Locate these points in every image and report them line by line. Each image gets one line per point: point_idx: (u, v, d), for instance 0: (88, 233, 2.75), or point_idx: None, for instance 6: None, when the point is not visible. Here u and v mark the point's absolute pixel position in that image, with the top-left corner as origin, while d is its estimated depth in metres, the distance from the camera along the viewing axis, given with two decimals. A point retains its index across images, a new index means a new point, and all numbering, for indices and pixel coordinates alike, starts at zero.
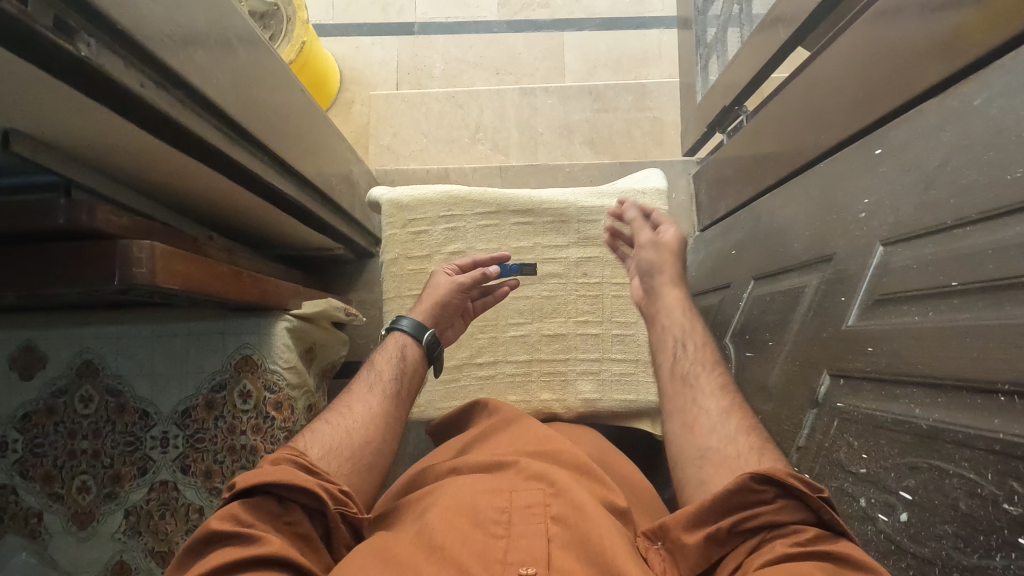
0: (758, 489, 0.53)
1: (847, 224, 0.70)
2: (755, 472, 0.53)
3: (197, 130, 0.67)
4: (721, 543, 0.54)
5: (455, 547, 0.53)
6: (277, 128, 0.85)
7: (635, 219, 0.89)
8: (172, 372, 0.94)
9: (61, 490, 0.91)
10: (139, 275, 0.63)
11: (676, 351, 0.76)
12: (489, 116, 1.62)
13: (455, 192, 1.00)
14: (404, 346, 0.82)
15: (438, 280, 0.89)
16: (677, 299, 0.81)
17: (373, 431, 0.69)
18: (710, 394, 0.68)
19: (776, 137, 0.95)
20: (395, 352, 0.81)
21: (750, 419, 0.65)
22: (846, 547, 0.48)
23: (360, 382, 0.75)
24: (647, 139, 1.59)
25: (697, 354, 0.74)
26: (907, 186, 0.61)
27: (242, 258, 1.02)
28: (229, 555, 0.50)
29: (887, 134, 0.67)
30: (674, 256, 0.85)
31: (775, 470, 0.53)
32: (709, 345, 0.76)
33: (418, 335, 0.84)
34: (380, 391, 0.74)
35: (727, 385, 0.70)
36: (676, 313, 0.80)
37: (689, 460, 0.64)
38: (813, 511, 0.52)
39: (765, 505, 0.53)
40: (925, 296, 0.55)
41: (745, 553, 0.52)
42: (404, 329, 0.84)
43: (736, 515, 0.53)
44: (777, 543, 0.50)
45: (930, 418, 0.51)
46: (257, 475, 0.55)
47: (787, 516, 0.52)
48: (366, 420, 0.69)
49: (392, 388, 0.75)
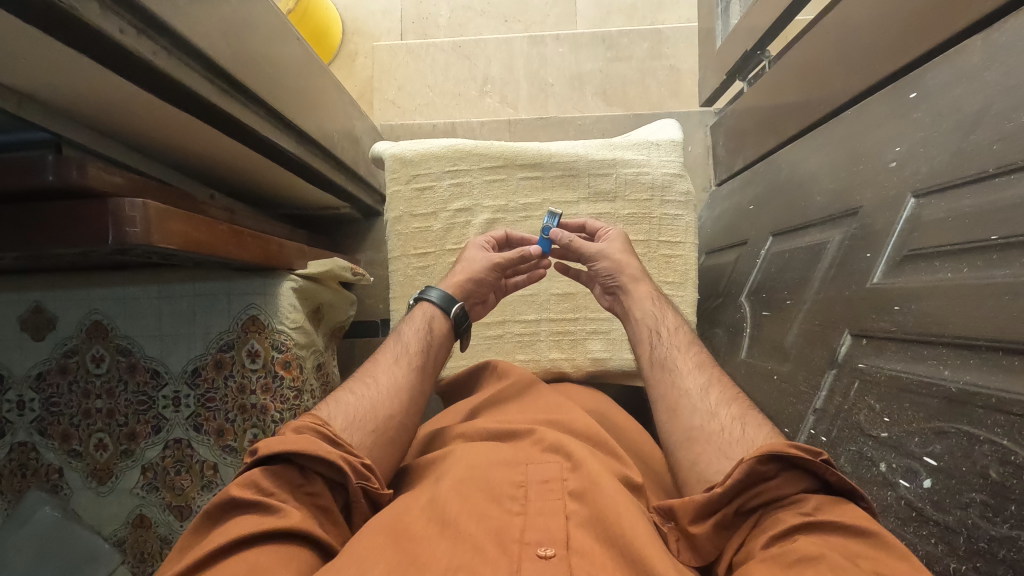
0: (761, 468, 0.50)
1: (876, 176, 0.65)
2: (756, 452, 0.50)
3: (186, 83, 0.64)
4: (728, 526, 0.52)
5: (470, 525, 0.51)
6: (275, 80, 0.81)
7: (571, 241, 0.85)
8: (180, 331, 0.92)
9: (79, 447, 0.94)
10: (133, 235, 0.61)
11: (651, 339, 0.74)
12: (497, 67, 1.55)
13: (459, 146, 0.96)
14: (432, 319, 0.78)
15: (474, 254, 0.86)
16: (648, 293, 0.80)
17: (399, 406, 0.66)
18: (691, 375, 0.66)
19: (801, 84, 0.89)
20: (422, 323, 0.77)
21: (731, 392, 0.63)
22: (855, 516, 0.46)
23: (386, 353, 0.72)
24: (662, 89, 1.52)
25: (673, 340, 0.72)
26: (946, 133, 0.56)
27: (244, 217, 1.00)
28: (250, 525, 0.48)
29: (925, 77, 0.62)
30: (629, 255, 0.83)
31: (775, 446, 0.50)
32: (682, 330, 0.74)
33: (447, 308, 0.80)
34: (406, 362, 0.71)
35: (705, 363, 0.68)
36: (647, 304, 0.78)
37: (678, 443, 0.61)
38: (818, 476, 0.50)
39: (767, 482, 0.51)
40: (960, 252, 0.52)
41: (748, 532, 0.51)
42: (433, 300, 0.80)
43: (739, 498, 0.51)
44: (783, 519, 0.48)
45: (960, 381, 0.49)
46: (280, 443, 0.52)
47: (789, 488, 0.50)
48: (391, 394, 0.66)
49: (418, 362, 0.72)
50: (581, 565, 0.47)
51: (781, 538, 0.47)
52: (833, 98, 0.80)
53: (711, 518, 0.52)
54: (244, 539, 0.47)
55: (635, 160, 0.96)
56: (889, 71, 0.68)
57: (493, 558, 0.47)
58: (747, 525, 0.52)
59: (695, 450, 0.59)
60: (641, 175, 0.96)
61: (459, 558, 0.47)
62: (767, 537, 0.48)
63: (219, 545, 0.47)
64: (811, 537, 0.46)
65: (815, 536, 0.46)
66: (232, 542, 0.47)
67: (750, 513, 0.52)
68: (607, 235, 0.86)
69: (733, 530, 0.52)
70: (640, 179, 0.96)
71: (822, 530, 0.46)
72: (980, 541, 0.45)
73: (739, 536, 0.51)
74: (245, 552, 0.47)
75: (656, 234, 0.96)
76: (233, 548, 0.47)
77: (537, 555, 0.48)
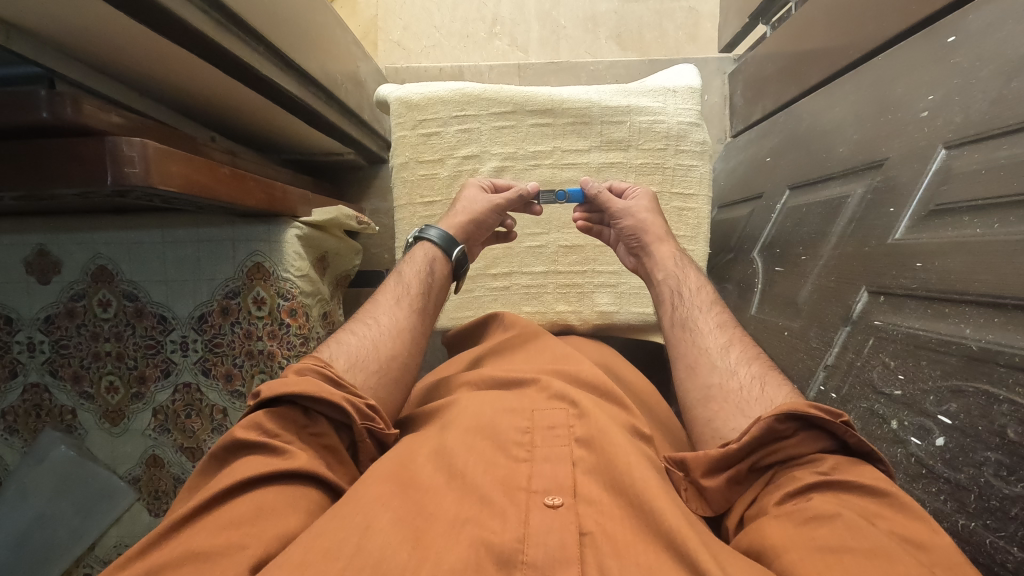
0: (778, 426, 0.50)
1: (905, 126, 0.62)
2: (776, 410, 0.50)
3: (178, 12, 0.61)
4: (740, 481, 0.52)
5: (478, 476, 0.51)
6: (273, 13, 0.77)
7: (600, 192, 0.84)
8: (186, 277, 0.92)
9: (91, 389, 0.95)
10: (132, 176, 0.59)
11: (674, 300, 0.73)
12: (507, 7, 1.47)
13: (467, 90, 0.92)
14: (434, 259, 0.78)
15: (474, 195, 0.84)
16: (671, 253, 0.78)
17: (400, 344, 0.65)
18: (712, 334, 0.65)
19: (829, 27, 0.84)
20: (424, 264, 0.76)
21: (754, 351, 0.63)
22: (875, 476, 0.46)
23: (386, 293, 0.71)
24: (680, 33, 1.45)
25: (697, 298, 0.71)
26: (986, 79, 0.53)
27: (245, 160, 0.97)
28: (256, 465, 0.49)
29: (967, 19, 0.57)
30: (654, 214, 0.81)
31: (795, 406, 0.49)
32: (706, 288, 0.73)
33: (448, 248, 0.79)
34: (407, 303, 0.70)
35: (728, 322, 0.67)
36: (669, 264, 0.77)
37: (694, 400, 0.61)
38: (838, 438, 0.50)
39: (784, 440, 0.50)
40: (991, 207, 0.50)
41: (762, 487, 0.51)
42: (433, 239, 0.79)
43: (756, 454, 0.51)
44: (799, 476, 0.49)
45: (982, 339, 0.48)
46: (282, 385, 0.52)
47: (805, 448, 0.50)
48: (392, 333, 0.66)
49: (418, 302, 0.71)
50: (589, 513, 0.47)
51: (795, 496, 0.47)
52: (862, 43, 0.75)
53: (724, 472, 0.52)
54: (251, 479, 0.48)
55: (650, 107, 0.92)
56: (927, 12, 0.63)
57: (500, 508, 0.47)
58: (761, 481, 0.52)
59: (712, 407, 0.58)
60: (656, 123, 0.92)
61: (465, 509, 0.47)
62: (782, 494, 0.48)
63: (226, 485, 0.47)
64: (825, 495, 0.46)
65: (831, 494, 0.46)
66: (239, 483, 0.47)
67: (766, 468, 0.52)
68: (631, 193, 0.84)
69: (747, 484, 0.52)
70: (655, 127, 0.93)
71: (838, 488, 0.46)
72: (992, 499, 0.46)
73: (753, 492, 0.52)
74: (254, 491, 0.48)
75: (669, 184, 0.93)
76: (240, 488, 0.48)
77: (544, 504, 0.47)
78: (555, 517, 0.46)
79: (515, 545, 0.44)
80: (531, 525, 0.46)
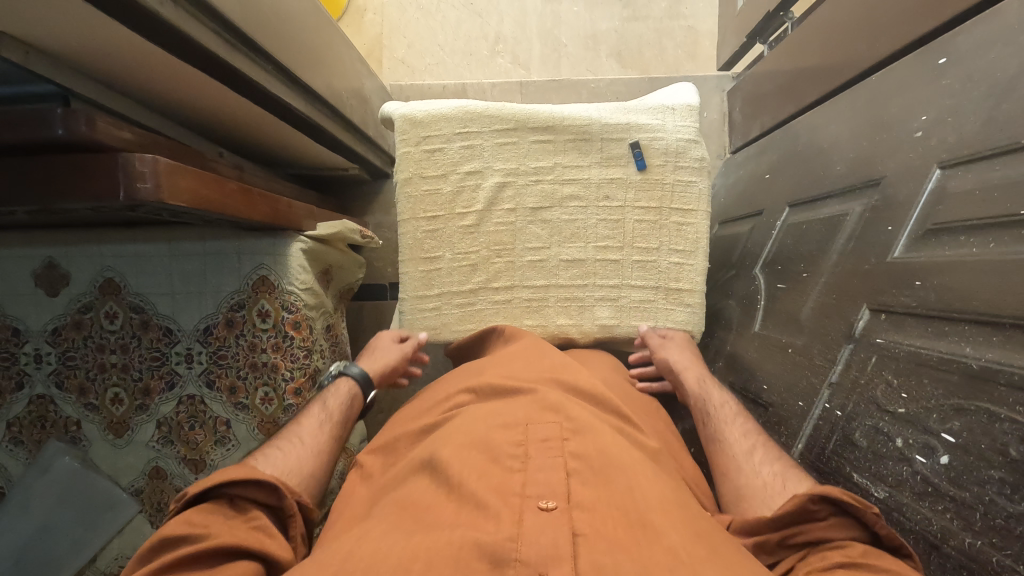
0: (812, 506, 0.52)
1: (900, 145, 0.64)
2: (812, 491, 0.52)
3: (192, 35, 0.63)
4: (768, 552, 0.54)
5: (473, 483, 0.51)
6: (281, 33, 0.79)
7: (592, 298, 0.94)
8: (192, 290, 0.93)
9: (96, 400, 0.96)
10: (144, 190, 0.61)
11: (701, 420, 0.76)
12: (509, 25, 1.51)
13: (470, 107, 0.94)
14: (353, 394, 0.85)
15: (384, 350, 0.96)
16: (696, 380, 0.82)
17: (324, 458, 0.70)
18: (738, 439, 0.67)
19: (825, 47, 0.86)
20: (345, 396, 0.83)
21: (774, 450, 0.65)
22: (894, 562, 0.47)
23: (309, 417, 0.76)
24: (680, 51, 1.47)
25: (720, 412, 0.74)
26: (976, 100, 0.55)
27: (252, 175, 0.99)
28: (187, 545, 0.52)
29: (956, 40, 0.59)
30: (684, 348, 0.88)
31: (829, 488, 0.51)
32: (728, 403, 0.76)
33: (364, 385, 0.88)
34: (329, 426, 0.75)
35: (752, 428, 0.69)
36: (694, 389, 0.81)
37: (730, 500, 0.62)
38: (870, 530, 0.51)
39: (817, 522, 0.52)
40: (985, 226, 0.51)
41: (791, 561, 0.53)
42: (354, 375, 0.87)
43: (787, 530, 0.53)
44: (827, 556, 0.50)
45: (982, 358, 0.49)
46: (208, 477, 0.57)
47: (834, 533, 0.51)
48: (315, 450, 0.70)
49: (336, 427, 0.76)
50: (583, 517, 0.48)
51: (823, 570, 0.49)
52: (857, 63, 0.77)
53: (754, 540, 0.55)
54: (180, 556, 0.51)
55: (649, 125, 0.94)
56: (918, 35, 0.65)
57: (495, 510, 0.48)
58: (792, 557, 0.53)
59: (744, 506, 0.60)
60: (655, 140, 0.94)
61: (462, 518, 0.48)
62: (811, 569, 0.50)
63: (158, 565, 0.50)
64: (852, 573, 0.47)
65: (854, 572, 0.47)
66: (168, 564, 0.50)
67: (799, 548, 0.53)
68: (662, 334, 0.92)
69: (777, 558, 0.54)
70: (654, 144, 0.94)
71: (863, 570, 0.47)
72: (996, 517, 0.46)
73: (782, 565, 0.53)
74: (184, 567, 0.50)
75: (669, 201, 0.95)
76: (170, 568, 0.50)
77: (537, 507, 0.48)
78: (547, 519, 0.47)
79: (507, 543, 0.44)
80: (524, 524, 0.46)
